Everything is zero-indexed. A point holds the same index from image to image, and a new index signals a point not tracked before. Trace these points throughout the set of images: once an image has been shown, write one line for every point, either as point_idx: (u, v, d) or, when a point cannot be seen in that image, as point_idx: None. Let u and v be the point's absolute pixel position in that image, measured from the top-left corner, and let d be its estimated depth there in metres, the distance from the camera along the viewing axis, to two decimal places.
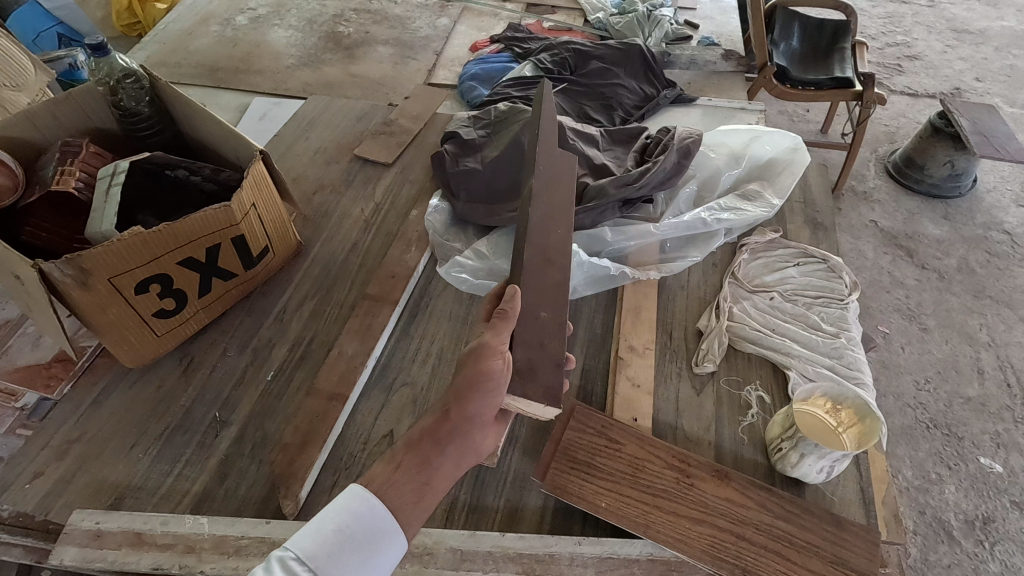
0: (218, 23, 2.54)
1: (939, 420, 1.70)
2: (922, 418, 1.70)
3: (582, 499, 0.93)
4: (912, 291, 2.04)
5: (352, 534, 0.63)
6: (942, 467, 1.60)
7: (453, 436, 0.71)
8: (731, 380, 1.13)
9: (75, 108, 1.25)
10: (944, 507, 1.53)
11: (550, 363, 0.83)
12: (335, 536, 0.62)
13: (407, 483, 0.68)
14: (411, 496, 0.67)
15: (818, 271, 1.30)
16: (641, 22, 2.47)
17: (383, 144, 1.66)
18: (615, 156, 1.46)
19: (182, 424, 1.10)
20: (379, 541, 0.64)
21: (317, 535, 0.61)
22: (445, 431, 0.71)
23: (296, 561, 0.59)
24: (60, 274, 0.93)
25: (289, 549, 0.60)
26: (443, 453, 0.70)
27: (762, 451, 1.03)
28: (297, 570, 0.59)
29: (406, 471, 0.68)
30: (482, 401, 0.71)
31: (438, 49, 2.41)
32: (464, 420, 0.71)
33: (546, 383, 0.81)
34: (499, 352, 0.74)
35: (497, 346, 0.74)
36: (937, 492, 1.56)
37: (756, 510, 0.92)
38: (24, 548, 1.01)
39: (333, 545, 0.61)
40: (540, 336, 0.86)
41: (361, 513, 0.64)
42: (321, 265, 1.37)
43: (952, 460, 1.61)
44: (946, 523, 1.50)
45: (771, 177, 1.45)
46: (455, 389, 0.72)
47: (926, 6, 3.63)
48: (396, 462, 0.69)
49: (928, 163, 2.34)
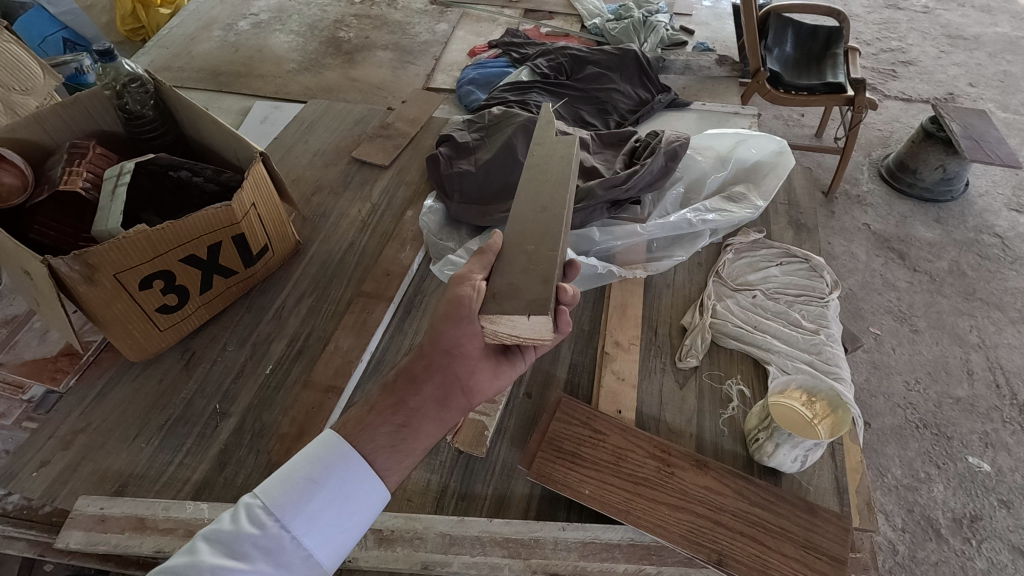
0: (221, 29, 2.59)
1: (929, 420, 1.73)
2: (912, 418, 1.74)
3: (567, 487, 0.97)
4: (903, 293, 2.08)
5: (322, 485, 0.68)
6: (931, 466, 1.63)
7: (434, 370, 0.81)
8: (713, 374, 1.17)
9: (83, 113, 1.30)
10: (931, 506, 1.56)
11: (533, 281, 0.78)
12: (304, 485, 0.68)
13: (383, 425, 0.76)
14: (386, 437, 0.75)
15: (799, 270, 1.34)
16: (637, 28, 2.52)
17: (380, 147, 1.71)
18: (605, 158, 1.51)
19: (184, 416, 1.14)
20: (349, 490, 0.70)
21: (286, 486, 0.67)
22: (423, 368, 0.81)
23: (263, 510, 0.65)
24: (67, 268, 0.97)
25: (257, 498, 0.66)
26: (421, 394, 0.79)
27: (742, 443, 1.07)
28: (264, 518, 0.65)
29: (382, 413, 0.77)
30: (456, 330, 0.78)
31: (437, 54, 2.46)
32: (440, 353, 0.81)
33: (531, 298, 0.76)
34: (467, 279, 0.79)
35: (468, 275, 0.80)
36: (926, 490, 1.59)
37: (733, 497, 0.96)
38: (27, 541, 1.04)
39: (302, 495, 0.67)
40: (527, 263, 0.82)
41: (332, 464, 0.70)
42: (319, 264, 1.41)
43: (940, 459, 1.64)
44: (934, 521, 1.53)
45: (756, 180, 1.48)
46: (435, 326, 0.80)
47: (921, 12, 3.68)
48: (375, 406, 0.78)
49: (920, 167, 2.38)
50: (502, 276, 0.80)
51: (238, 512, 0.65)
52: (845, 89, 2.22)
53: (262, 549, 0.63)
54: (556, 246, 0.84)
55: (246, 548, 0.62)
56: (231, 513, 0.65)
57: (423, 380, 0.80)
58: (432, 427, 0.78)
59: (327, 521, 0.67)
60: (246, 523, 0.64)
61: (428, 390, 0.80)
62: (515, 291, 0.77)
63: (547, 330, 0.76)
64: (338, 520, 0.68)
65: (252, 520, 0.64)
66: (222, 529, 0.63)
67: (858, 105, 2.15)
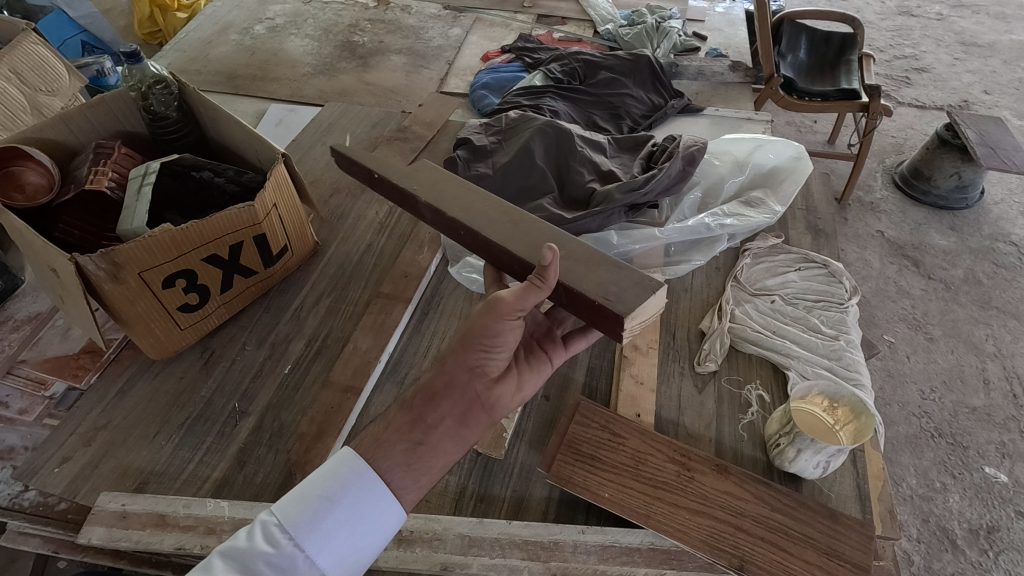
0: (237, 32, 2.62)
1: (944, 430, 1.71)
2: (927, 427, 1.72)
3: (586, 490, 0.97)
4: (918, 301, 2.07)
5: (337, 503, 0.71)
6: (947, 476, 1.62)
7: (450, 389, 0.78)
8: (732, 379, 1.16)
9: (108, 114, 1.32)
10: (948, 516, 1.54)
11: (619, 272, 0.92)
12: (321, 503, 0.71)
13: (399, 442, 0.76)
14: (402, 454, 0.75)
15: (818, 275, 1.33)
16: (649, 34, 2.53)
17: (397, 150, 1.72)
18: (622, 163, 1.52)
19: (204, 414, 1.15)
20: (363, 509, 0.72)
21: (302, 503, 0.70)
22: (442, 384, 0.78)
23: (278, 528, 0.68)
24: (94, 267, 0.98)
25: (273, 515, 0.69)
26: (441, 412, 0.77)
27: (761, 448, 1.06)
28: (278, 536, 0.68)
29: (400, 430, 0.76)
30: (478, 350, 0.78)
31: (450, 58, 2.48)
32: (460, 369, 0.78)
33: (637, 280, 0.90)
34: (517, 315, 0.76)
35: (514, 309, 0.75)
36: (941, 500, 1.58)
37: (754, 503, 0.95)
38: (42, 538, 1.07)
39: (317, 514, 0.70)
40: (589, 268, 0.93)
41: (348, 482, 0.72)
42: (337, 265, 1.42)
43: (956, 469, 1.62)
44: (950, 532, 1.51)
45: (774, 185, 1.48)
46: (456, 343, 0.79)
47: (935, 19, 3.66)
48: (392, 422, 0.78)
49: (934, 175, 2.36)
50: (590, 282, 0.90)
51: (254, 529, 0.68)
52: (859, 96, 2.22)
53: (274, 568, 0.66)
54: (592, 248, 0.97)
55: (261, 566, 0.66)
56: (247, 530, 0.68)
57: (442, 397, 0.77)
58: (450, 446, 0.77)
59: (342, 540, 0.70)
60: (262, 541, 0.67)
61: (448, 408, 0.77)
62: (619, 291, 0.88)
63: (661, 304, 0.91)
64: (351, 539, 0.71)
65: (267, 538, 0.67)
66: (238, 546, 0.66)
67: (872, 113, 2.16)
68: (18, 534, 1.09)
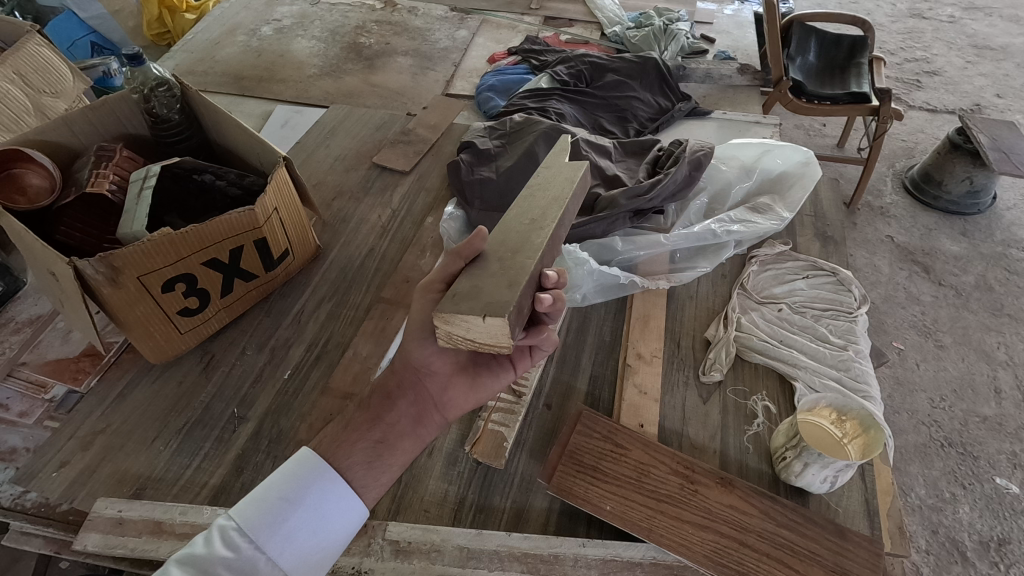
0: (244, 34, 2.61)
1: (954, 439, 1.68)
2: (937, 436, 1.69)
3: (587, 503, 0.95)
4: (928, 308, 2.03)
5: (298, 504, 0.71)
6: (956, 487, 1.59)
7: (404, 388, 0.86)
8: (738, 389, 1.14)
9: (111, 116, 1.32)
10: (957, 527, 1.51)
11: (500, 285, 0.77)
12: (280, 505, 0.71)
13: (360, 443, 0.80)
14: (363, 454, 0.79)
15: (826, 284, 1.31)
16: (657, 36, 2.51)
17: (401, 153, 1.71)
18: (627, 168, 1.51)
19: (202, 419, 1.14)
20: (324, 510, 0.73)
21: (261, 508, 0.70)
22: (396, 385, 0.86)
23: (237, 532, 0.68)
24: (92, 271, 0.97)
25: (232, 519, 0.68)
26: (395, 410, 0.84)
27: (767, 461, 1.04)
28: (237, 540, 0.67)
29: (359, 430, 0.81)
30: (424, 349, 0.85)
31: (456, 60, 2.46)
32: (412, 371, 0.87)
33: (492, 297, 0.75)
34: (439, 288, 0.83)
35: (435, 282, 0.83)
36: (951, 511, 1.54)
37: (758, 518, 0.93)
38: (44, 538, 1.06)
39: (277, 516, 0.70)
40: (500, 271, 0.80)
41: (307, 482, 0.73)
42: (339, 269, 1.41)
43: (966, 480, 1.59)
44: (960, 544, 1.48)
45: (782, 191, 1.47)
46: (405, 347, 0.87)
47: (947, 22, 3.62)
48: (351, 424, 0.82)
49: (945, 180, 2.32)
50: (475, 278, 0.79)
51: (211, 535, 0.67)
52: (869, 100, 2.19)
53: (235, 572, 0.66)
54: (533, 256, 0.82)
55: (221, 571, 0.65)
56: (205, 536, 0.67)
57: (396, 397, 0.85)
58: (409, 443, 0.83)
59: (302, 540, 0.70)
60: (220, 546, 0.66)
61: (403, 407, 0.85)
62: (475, 293, 0.76)
63: (501, 338, 0.74)
64: (314, 537, 0.71)
65: (226, 543, 0.66)
66: (194, 554, 0.65)
67: (883, 116, 2.12)
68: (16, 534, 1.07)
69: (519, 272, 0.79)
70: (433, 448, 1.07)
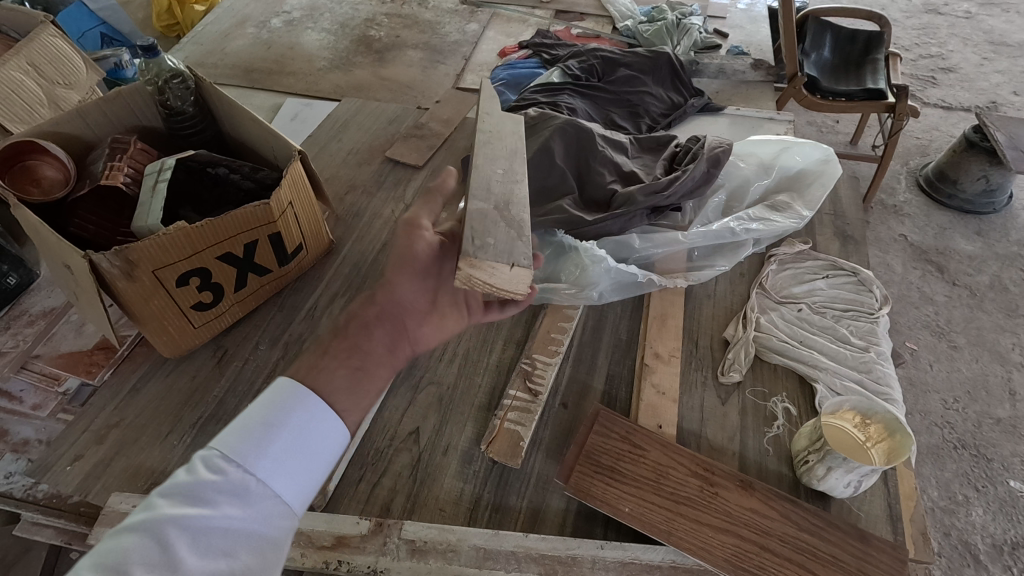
0: (254, 26, 2.60)
1: (967, 441, 1.66)
2: (949, 437, 1.67)
3: (605, 504, 0.94)
4: (941, 308, 2.01)
5: (283, 426, 0.63)
6: (970, 489, 1.57)
7: (382, 318, 0.80)
8: (757, 391, 1.12)
9: (124, 108, 1.31)
10: (970, 530, 1.49)
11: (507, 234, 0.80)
12: (265, 429, 0.62)
13: (340, 368, 0.72)
14: (342, 379, 0.71)
15: (847, 284, 1.29)
16: (670, 31, 2.48)
17: (413, 148, 1.69)
18: (644, 164, 1.49)
19: (216, 414, 1.14)
20: (309, 430, 0.65)
21: (244, 433, 0.61)
22: (373, 313, 0.80)
23: (221, 458, 0.59)
24: (108, 264, 0.97)
25: (215, 449, 0.60)
26: (372, 338, 0.77)
27: (788, 463, 1.02)
28: (222, 466, 0.59)
29: (336, 356, 0.73)
30: (407, 283, 0.83)
31: (467, 54, 2.44)
32: (392, 301, 0.82)
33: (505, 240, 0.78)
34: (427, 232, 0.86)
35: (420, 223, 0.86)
36: (964, 514, 1.53)
37: (780, 521, 0.92)
38: (57, 529, 1.09)
39: (261, 439, 0.61)
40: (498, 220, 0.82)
41: (291, 407, 0.65)
42: (352, 264, 1.40)
43: (979, 482, 1.57)
44: (972, 547, 1.47)
45: (800, 189, 1.45)
46: (386, 277, 0.83)
47: (962, 18, 3.56)
48: (327, 350, 0.74)
49: (960, 178, 2.29)
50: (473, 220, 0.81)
51: (193, 465, 0.58)
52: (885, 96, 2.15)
53: (219, 495, 0.57)
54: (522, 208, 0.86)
55: (204, 493, 0.56)
56: (186, 468, 0.58)
57: (373, 327, 0.78)
58: (387, 372, 0.76)
59: (288, 464, 0.62)
60: (204, 473, 0.58)
61: (380, 337, 0.78)
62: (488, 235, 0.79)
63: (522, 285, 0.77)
64: (301, 462, 0.63)
65: (208, 468, 0.58)
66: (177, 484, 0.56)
67: (899, 114, 2.09)
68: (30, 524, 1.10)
69: (520, 223, 0.82)
70: (448, 447, 1.06)
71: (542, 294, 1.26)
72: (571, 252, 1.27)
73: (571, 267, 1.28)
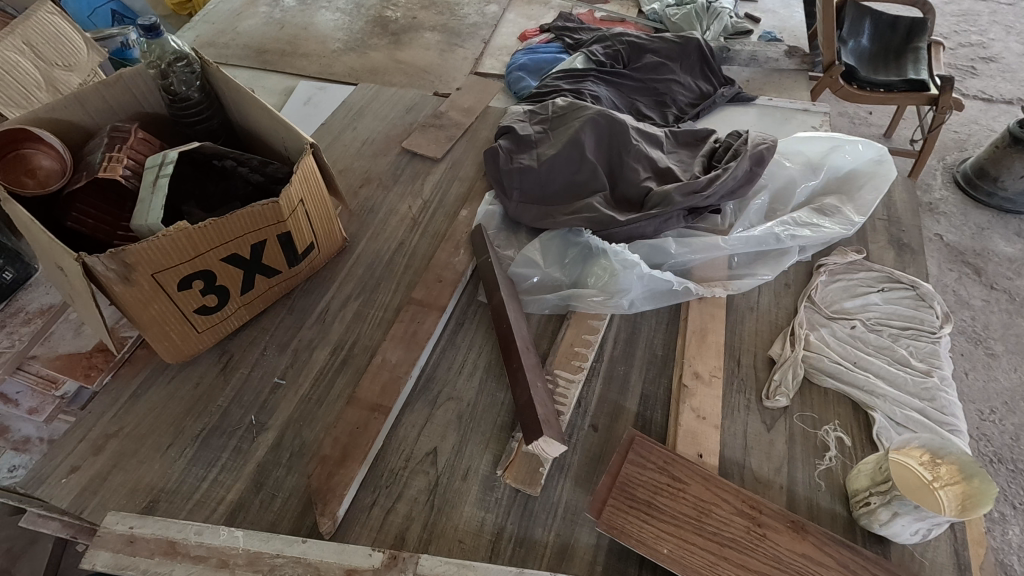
0: (267, 5, 2.49)
1: (1004, 455, 1.55)
2: (985, 451, 1.56)
3: (641, 544, 0.85)
4: (979, 313, 1.89)
5: None
6: (1006, 507, 1.47)
7: None
8: (806, 417, 1.03)
9: (124, 93, 1.22)
10: (1006, 550, 1.39)
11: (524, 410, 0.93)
12: None
13: None
14: None
15: (904, 299, 1.18)
16: (699, 15, 2.33)
17: (432, 138, 1.59)
18: (680, 159, 1.38)
19: (220, 426, 1.06)
20: None
21: None
22: None
23: None
24: (103, 268, 0.89)
25: None
26: None
27: (841, 501, 0.93)
28: None
29: None
30: None
31: (486, 37, 2.32)
32: None
33: None
34: None
35: None
36: (1000, 533, 1.42)
37: (837, 570, 0.82)
38: (61, 522, 1.05)
39: None
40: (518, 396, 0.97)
41: None
42: (366, 264, 1.31)
43: (1017, 500, 1.47)
44: (1008, 568, 1.37)
45: (850, 191, 1.33)
46: None
47: (1005, 4, 3.36)
48: None
49: (1002, 175, 2.12)
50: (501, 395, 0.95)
51: None
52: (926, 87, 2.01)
53: None
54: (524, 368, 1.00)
55: None
56: None
57: None
58: None
59: None
60: None
61: None
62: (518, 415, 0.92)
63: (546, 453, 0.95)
64: None
65: None
66: None
67: (941, 106, 1.95)
68: (36, 516, 1.06)
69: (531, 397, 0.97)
70: (468, 471, 0.98)
71: (567, 300, 1.17)
72: (599, 256, 1.18)
73: (599, 272, 1.18)
